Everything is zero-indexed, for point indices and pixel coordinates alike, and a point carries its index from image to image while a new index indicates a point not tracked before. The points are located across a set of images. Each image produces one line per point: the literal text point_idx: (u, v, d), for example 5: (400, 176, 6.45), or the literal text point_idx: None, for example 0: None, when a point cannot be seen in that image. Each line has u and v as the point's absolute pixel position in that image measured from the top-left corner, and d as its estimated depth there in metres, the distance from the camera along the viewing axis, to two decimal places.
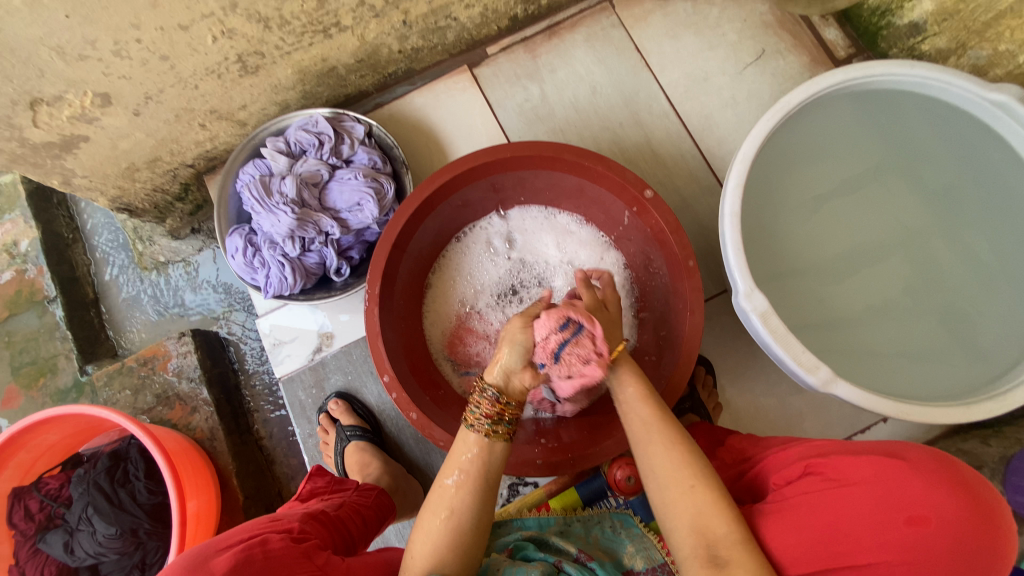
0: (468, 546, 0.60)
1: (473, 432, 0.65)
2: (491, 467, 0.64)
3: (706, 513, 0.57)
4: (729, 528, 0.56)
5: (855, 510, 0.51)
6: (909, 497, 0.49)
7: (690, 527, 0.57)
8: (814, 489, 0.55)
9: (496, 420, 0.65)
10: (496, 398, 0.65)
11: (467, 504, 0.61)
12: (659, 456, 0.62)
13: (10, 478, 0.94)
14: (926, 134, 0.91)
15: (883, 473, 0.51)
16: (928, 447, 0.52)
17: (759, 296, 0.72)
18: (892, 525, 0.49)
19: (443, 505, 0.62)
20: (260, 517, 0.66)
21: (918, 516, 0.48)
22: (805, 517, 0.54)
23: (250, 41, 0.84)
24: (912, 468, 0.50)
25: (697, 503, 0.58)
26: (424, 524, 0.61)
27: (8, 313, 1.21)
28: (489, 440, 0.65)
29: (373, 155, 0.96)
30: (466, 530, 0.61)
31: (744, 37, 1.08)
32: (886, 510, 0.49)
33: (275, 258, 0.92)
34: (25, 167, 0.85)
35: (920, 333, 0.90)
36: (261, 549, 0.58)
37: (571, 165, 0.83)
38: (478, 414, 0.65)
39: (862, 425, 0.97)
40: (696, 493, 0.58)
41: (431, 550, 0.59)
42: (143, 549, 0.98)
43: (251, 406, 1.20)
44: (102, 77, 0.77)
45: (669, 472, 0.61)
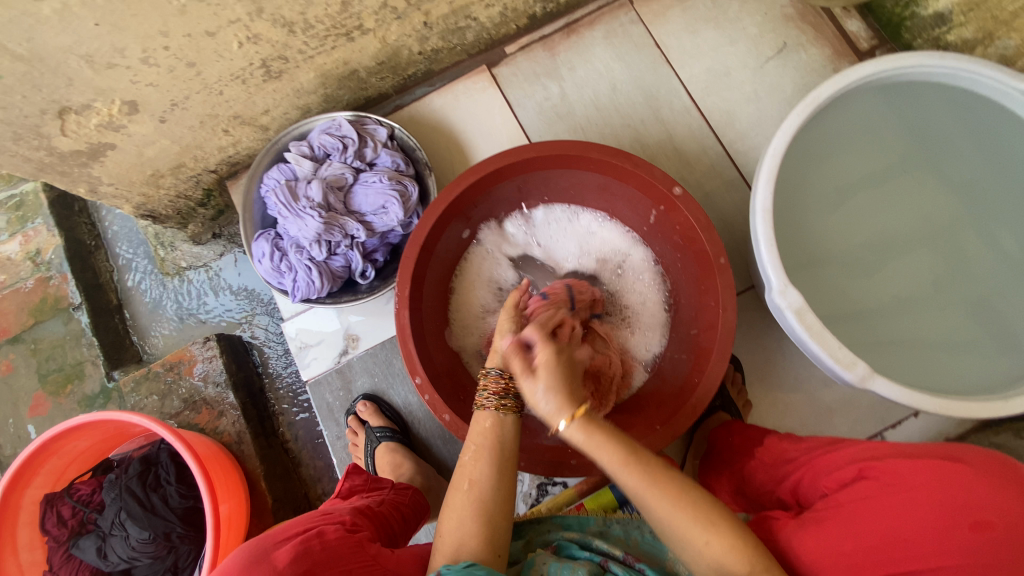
0: (495, 528, 0.59)
1: (486, 412, 0.66)
2: (505, 444, 0.65)
3: (726, 559, 0.54)
4: (749, 567, 0.53)
5: (916, 514, 0.50)
6: (972, 500, 0.49)
7: (712, 566, 0.55)
8: (872, 493, 0.54)
9: (504, 394, 0.66)
10: (499, 375, 0.67)
11: (488, 477, 0.61)
12: (670, 515, 0.57)
13: (42, 485, 0.95)
14: (951, 127, 0.91)
15: (944, 478, 0.51)
16: (983, 449, 0.53)
17: (793, 292, 0.72)
18: (954, 529, 0.48)
19: (464, 477, 0.62)
20: (313, 511, 0.67)
21: (982, 520, 0.48)
22: (863, 521, 0.53)
23: (274, 46, 0.84)
24: (974, 474, 0.50)
25: (724, 546, 0.54)
26: (451, 502, 0.60)
27: (33, 321, 1.21)
28: (498, 415, 0.65)
29: (396, 158, 0.96)
30: (490, 502, 0.60)
31: (765, 30, 1.07)
32: (948, 514, 0.49)
33: (301, 262, 0.92)
34: (53, 175, 0.86)
35: (949, 325, 0.89)
36: (318, 541, 0.59)
37: (598, 163, 0.83)
38: (487, 394, 0.66)
39: (892, 420, 0.96)
40: (715, 547, 0.54)
41: (458, 523, 0.59)
42: (176, 552, 0.99)
43: (276, 409, 1.20)
44: (130, 86, 0.78)
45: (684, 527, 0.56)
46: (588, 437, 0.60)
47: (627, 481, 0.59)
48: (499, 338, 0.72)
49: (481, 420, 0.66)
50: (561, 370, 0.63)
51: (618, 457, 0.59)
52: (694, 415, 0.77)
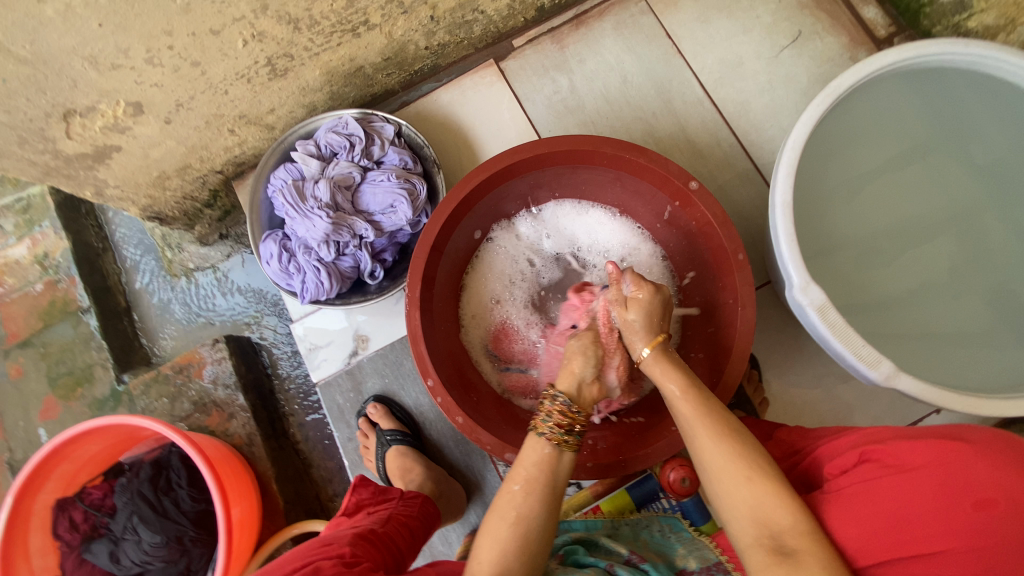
0: (534, 554, 0.58)
1: (545, 441, 0.64)
2: (557, 478, 0.63)
3: (764, 502, 0.55)
4: (791, 521, 0.53)
5: (916, 495, 0.48)
6: (972, 478, 0.46)
7: (751, 518, 0.55)
8: (872, 476, 0.52)
9: (568, 429, 0.64)
10: (566, 407, 0.65)
11: (535, 512, 0.60)
12: (709, 448, 0.60)
13: (53, 490, 0.94)
14: (976, 113, 0.87)
15: (943, 457, 0.48)
16: (990, 427, 0.50)
17: (815, 289, 0.70)
18: (956, 510, 0.46)
19: (510, 511, 0.59)
20: (312, 543, 0.67)
21: (985, 500, 0.46)
22: (865, 506, 0.51)
23: (280, 43, 0.82)
24: (974, 451, 0.48)
25: (766, 488, 0.56)
26: (491, 528, 0.59)
27: (43, 324, 1.21)
28: (558, 449, 0.63)
29: (404, 156, 0.95)
30: (533, 536, 0.59)
31: (779, 19, 1.05)
32: (948, 496, 0.47)
33: (310, 263, 0.91)
34: (59, 179, 0.85)
35: (974, 318, 0.86)
36: None
37: (611, 159, 0.81)
38: (550, 423, 0.64)
39: (914, 417, 0.94)
40: (755, 483, 0.56)
41: (498, 555, 0.58)
42: (188, 556, 0.98)
43: (286, 411, 1.19)
44: (134, 86, 0.76)
45: (722, 460, 0.59)
46: (657, 365, 0.69)
47: (681, 411, 0.65)
48: (575, 361, 0.71)
49: (534, 448, 0.64)
50: (657, 308, 0.73)
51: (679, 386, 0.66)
52: None
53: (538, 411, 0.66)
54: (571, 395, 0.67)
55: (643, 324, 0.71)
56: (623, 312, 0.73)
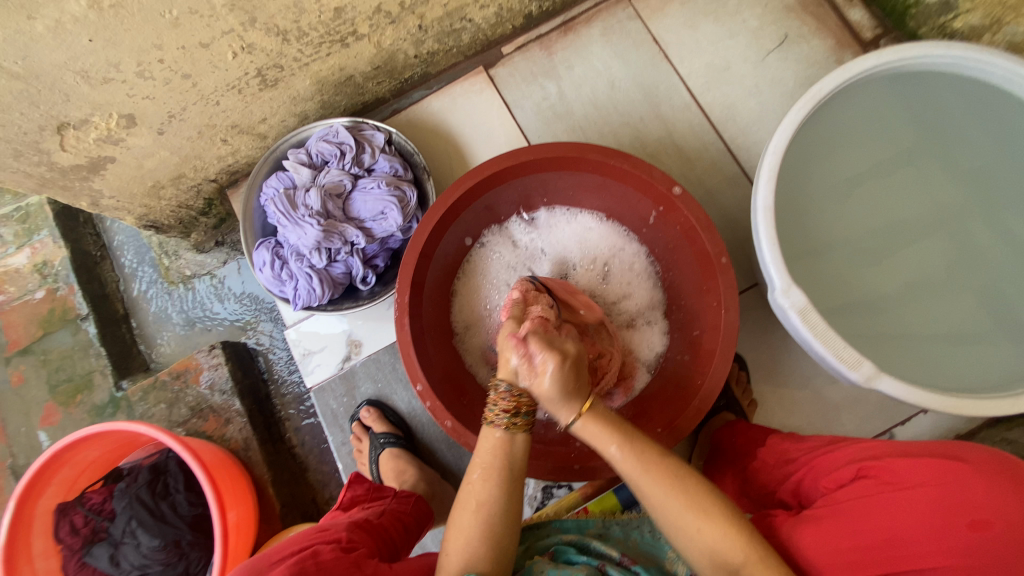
0: (501, 541, 0.60)
1: (495, 428, 0.64)
2: (515, 460, 0.64)
3: (719, 544, 0.55)
4: (744, 557, 0.54)
5: (914, 512, 0.50)
6: (971, 498, 0.48)
7: (711, 562, 0.55)
8: (869, 491, 0.53)
9: (515, 412, 0.64)
10: (510, 394, 0.64)
11: (494, 497, 0.61)
12: (660, 501, 0.58)
13: (54, 494, 0.96)
14: (960, 115, 0.88)
15: (941, 476, 0.50)
16: (984, 447, 0.52)
17: (797, 292, 0.71)
18: (952, 529, 0.48)
19: (471, 500, 0.61)
20: (309, 529, 0.68)
21: (980, 520, 0.47)
22: (861, 520, 0.52)
23: (269, 55, 0.84)
24: (973, 472, 0.49)
25: (717, 531, 0.55)
26: (456, 521, 0.61)
27: (42, 332, 1.23)
28: (508, 432, 0.64)
29: (394, 163, 0.96)
30: (498, 527, 0.60)
31: (766, 23, 1.05)
32: (946, 514, 0.48)
33: (302, 270, 0.92)
34: (55, 190, 0.86)
35: (959, 319, 0.87)
36: (313, 561, 0.59)
37: (596, 164, 0.82)
38: (496, 411, 0.64)
39: (902, 417, 0.94)
40: (705, 531, 0.55)
41: (463, 544, 0.59)
42: (187, 559, 1.00)
43: (282, 415, 1.21)
44: (127, 99, 0.78)
45: (677, 512, 0.57)
46: (588, 428, 0.63)
47: (622, 467, 0.61)
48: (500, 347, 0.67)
49: (490, 434, 0.65)
50: (571, 373, 0.63)
51: (618, 445, 0.61)
52: (697, 417, 0.76)
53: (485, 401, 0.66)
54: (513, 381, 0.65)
55: (558, 393, 0.62)
56: (534, 381, 0.63)
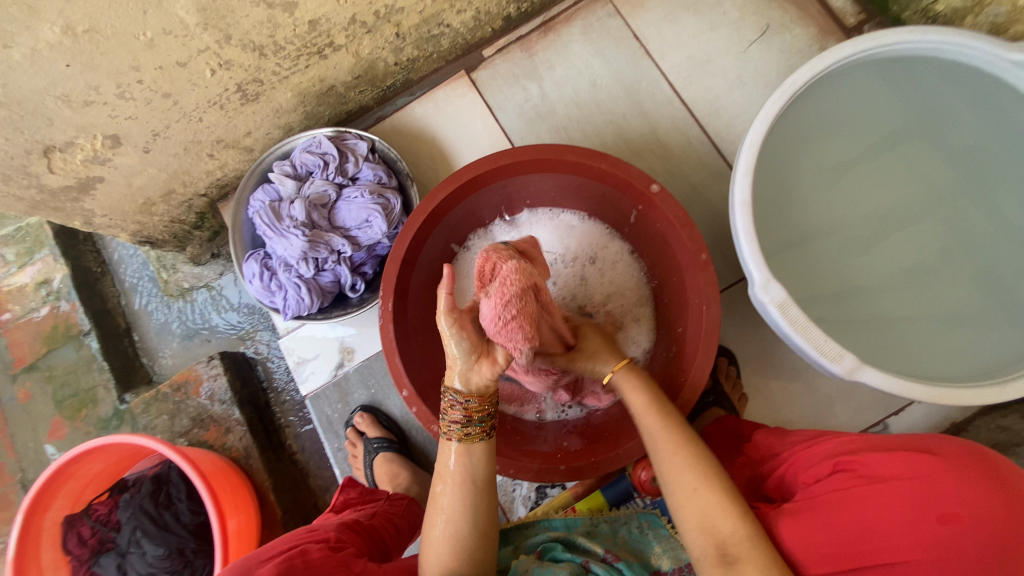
0: (469, 552, 0.61)
1: (450, 439, 0.67)
2: (475, 474, 0.65)
3: (710, 512, 0.57)
4: (735, 528, 0.55)
5: (885, 505, 0.49)
6: (939, 491, 0.47)
7: (699, 527, 0.57)
8: (844, 486, 0.53)
9: (470, 420, 0.66)
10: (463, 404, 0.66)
11: (459, 510, 0.63)
12: (667, 459, 0.63)
13: (62, 506, 0.98)
14: (946, 99, 0.86)
15: (914, 470, 0.50)
16: (962, 441, 0.51)
17: (776, 286, 0.70)
18: (922, 522, 0.47)
19: (437, 514, 0.63)
20: (299, 529, 0.70)
21: (950, 513, 0.46)
22: (834, 513, 0.52)
23: (247, 70, 0.85)
24: (945, 465, 0.48)
25: (711, 497, 0.58)
26: (426, 538, 0.63)
27: (46, 348, 1.26)
28: (464, 442, 0.66)
29: (378, 171, 0.97)
30: (463, 535, 0.62)
31: (747, 13, 1.05)
32: (915, 507, 0.48)
33: (290, 280, 0.93)
34: (47, 212, 0.88)
35: (949, 305, 0.86)
36: (301, 559, 0.60)
37: (574, 165, 0.83)
38: (451, 423, 0.67)
39: (895, 407, 0.94)
40: (700, 494, 0.58)
41: (434, 557, 0.61)
42: (192, 567, 1.02)
43: (282, 422, 1.23)
44: (109, 120, 0.79)
45: (679, 471, 0.61)
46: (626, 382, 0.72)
47: (647, 425, 0.67)
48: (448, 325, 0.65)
49: (446, 453, 0.67)
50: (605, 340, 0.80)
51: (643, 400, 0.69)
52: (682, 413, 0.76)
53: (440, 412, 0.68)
54: (466, 389, 0.67)
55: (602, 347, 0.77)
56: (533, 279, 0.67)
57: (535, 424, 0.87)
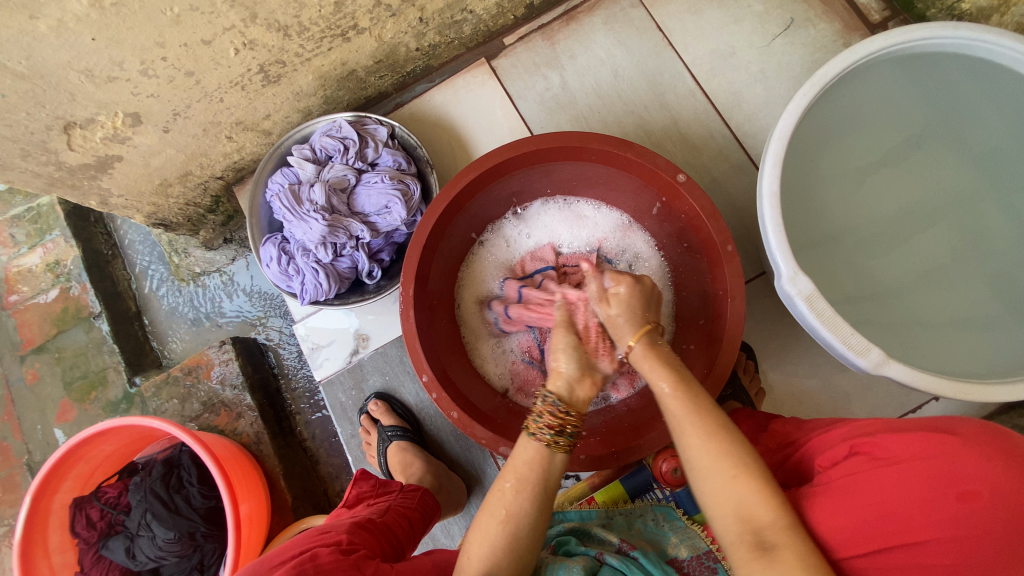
0: (524, 552, 0.59)
1: (536, 440, 0.63)
2: (547, 475, 0.63)
3: (750, 501, 0.54)
4: (773, 519, 0.52)
5: (902, 487, 0.49)
6: (957, 471, 0.47)
7: (735, 514, 0.55)
8: (860, 469, 0.53)
9: (559, 430, 0.63)
10: (557, 409, 0.64)
11: (526, 510, 0.60)
12: (695, 445, 0.58)
13: (70, 489, 0.98)
14: (971, 99, 0.86)
15: (931, 450, 0.49)
16: (978, 419, 0.51)
17: (803, 279, 0.70)
18: (941, 501, 0.47)
19: (500, 510, 0.60)
20: (307, 532, 0.68)
21: (968, 490, 0.46)
22: (850, 497, 0.52)
23: (271, 50, 0.84)
24: (960, 442, 0.48)
25: (750, 487, 0.54)
26: (481, 525, 0.60)
27: (56, 330, 1.25)
28: (549, 449, 0.63)
29: (398, 157, 0.96)
30: (523, 536, 0.60)
31: (772, 7, 1.04)
32: (932, 486, 0.48)
33: (308, 264, 0.93)
34: (64, 189, 0.87)
35: (970, 302, 0.86)
36: (310, 565, 0.59)
37: (599, 154, 0.82)
38: (541, 424, 0.63)
39: (912, 405, 0.94)
40: (739, 482, 0.55)
41: (489, 551, 0.59)
42: (201, 551, 1.02)
43: (293, 409, 1.22)
44: (131, 98, 0.78)
45: (708, 458, 0.57)
46: (644, 359, 0.65)
47: (670, 407, 0.62)
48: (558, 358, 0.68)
49: (525, 448, 0.64)
50: (639, 299, 0.70)
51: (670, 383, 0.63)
52: None
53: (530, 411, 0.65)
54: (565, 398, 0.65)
55: (625, 316, 0.68)
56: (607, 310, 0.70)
57: None
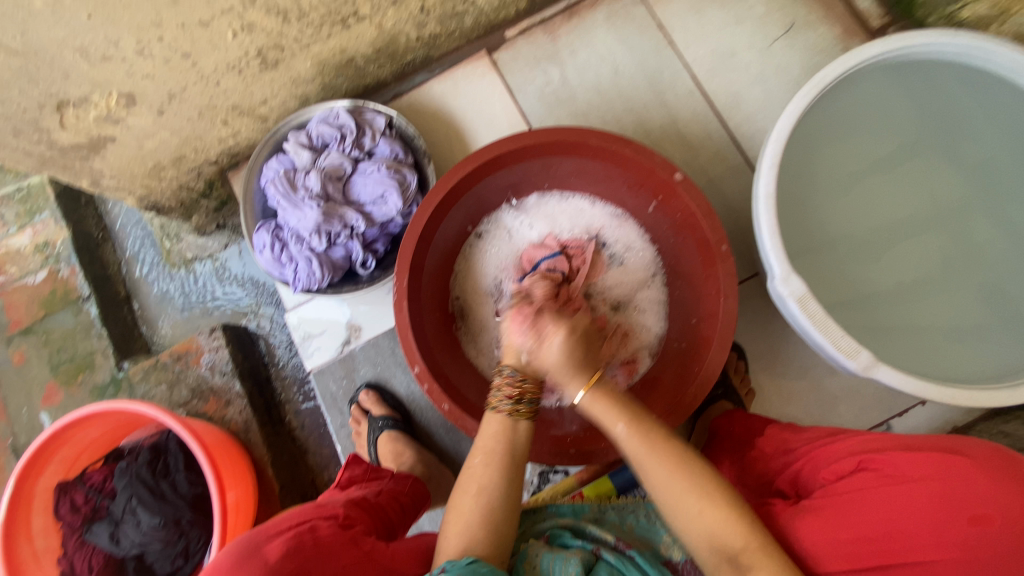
0: (501, 530, 0.59)
1: (499, 413, 0.65)
2: (516, 451, 0.64)
3: (720, 529, 0.55)
4: (744, 543, 0.53)
5: (915, 506, 0.50)
6: (972, 494, 0.49)
7: (707, 543, 0.55)
8: (869, 485, 0.53)
9: (518, 399, 0.65)
10: (514, 379, 0.66)
11: (496, 483, 0.61)
12: (663, 481, 0.58)
13: (55, 472, 0.97)
14: (966, 109, 0.87)
15: (945, 471, 0.50)
16: (985, 445, 0.53)
17: (796, 280, 0.71)
18: (954, 523, 0.48)
19: (472, 485, 0.61)
20: (307, 504, 0.69)
21: (982, 514, 0.48)
22: (858, 513, 0.52)
23: (269, 34, 0.83)
24: (974, 467, 0.50)
25: (720, 515, 0.55)
26: (456, 504, 0.61)
27: (44, 312, 1.24)
28: (512, 419, 0.65)
29: (394, 147, 0.96)
30: (496, 508, 0.60)
31: (773, 9, 1.04)
32: (946, 507, 0.49)
33: (302, 252, 0.92)
34: (55, 169, 0.86)
35: (958, 309, 0.87)
36: (310, 536, 0.60)
37: (596, 150, 0.82)
38: (501, 396, 0.66)
39: (899, 409, 0.95)
40: (708, 514, 0.55)
41: (463, 527, 0.59)
42: (186, 537, 1.01)
43: (282, 398, 1.22)
44: (126, 78, 0.77)
45: (678, 490, 0.57)
46: (593, 404, 0.64)
47: (630, 448, 0.61)
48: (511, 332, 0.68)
49: (491, 422, 0.66)
50: (578, 343, 0.66)
51: (622, 423, 0.62)
52: (692, 405, 0.76)
53: (490, 386, 0.67)
54: (519, 366, 0.67)
55: (567, 361, 0.64)
56: (541, 350, 0.65)
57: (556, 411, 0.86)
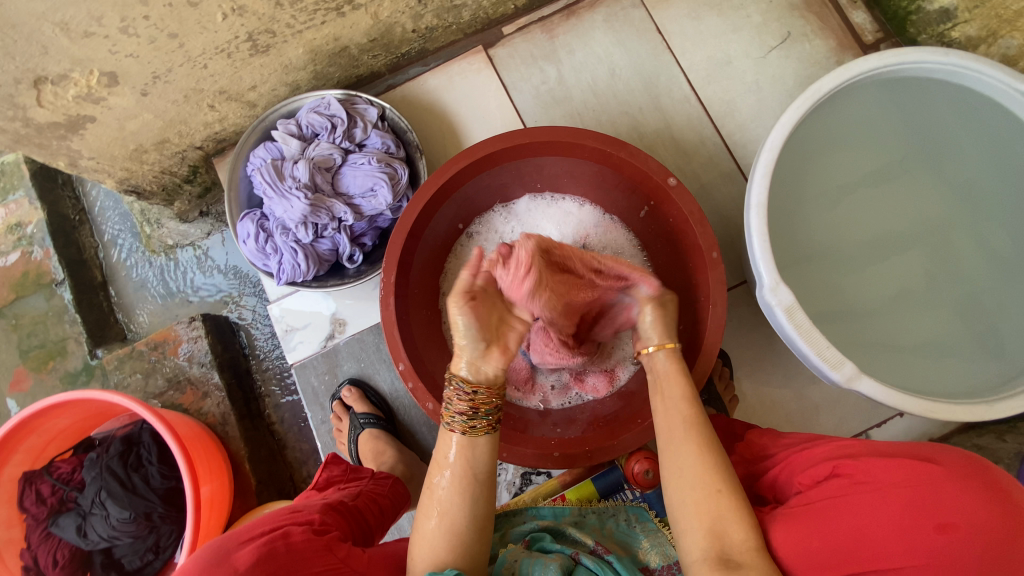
0: (467, 551, 0.61)
1: (451, 431, 0.65)
2: (477, 469, 0.64)
3: (724, 518, 0.57)
4: (746, 536, 0.56)
5: (882, 513, 0.50)
6: (939, 502, 0.47)
7: (709, 528, 0.58)
8: (841, 492, 0.53)
9: (472, 416, 0.65)
10: (466, 394, 0.65)
11: (458, 506, 0.62)
12: (684, 456, 0.63)
13: (19, 463, 0.93)
14: (951, 128, 0.89)
15: (913, 478, 0.49)
16: (962, 451, 0.51)
17: (784, 290, 0.71)
18: (920, 530, 0.47)
19: (433, 508, 0.62)
20: (280, 508, 0.66)
21: (947, 522, 0.46)
22: (829, 519, 0.52)
23: (261, 19, 0.81)
24: (944, 473, 0.48)
25: (728, 501, 0.58)
26: (419, 528, 0.62)
27: (14, 295, 1.19)
28: (467, 436, 0.65)
29: (386, 140, 0.94)
30: (460, 531, 0.61)
31: (770, 19, 1.04)
32: (913, 515, 0.48)
33: (287, 244, 0.90)
34: (30, 147, 0.83)
35: (937, 324, 0.88)
36: (283, 541, 0.58)
37: (591, 152, 0.81)
38: (454, 412, 0.66)
39: (878, 419, 0.96)
40: (721, 496, 0.59)
41: (427, 550, 0.60)
42: (158, 532, 0.99)
43: (263, 391, 1.19)
44: (109, 56, 0.74)
45: (695, 468, 0.62)
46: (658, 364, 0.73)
47: (669, 415, 0.68)
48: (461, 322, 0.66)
49: (447, 441, 0.66)
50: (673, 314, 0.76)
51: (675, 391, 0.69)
52: None
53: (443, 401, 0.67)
54: (471, 378, 0.66)
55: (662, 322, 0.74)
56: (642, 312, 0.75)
57: (540, 413, 0.86)
